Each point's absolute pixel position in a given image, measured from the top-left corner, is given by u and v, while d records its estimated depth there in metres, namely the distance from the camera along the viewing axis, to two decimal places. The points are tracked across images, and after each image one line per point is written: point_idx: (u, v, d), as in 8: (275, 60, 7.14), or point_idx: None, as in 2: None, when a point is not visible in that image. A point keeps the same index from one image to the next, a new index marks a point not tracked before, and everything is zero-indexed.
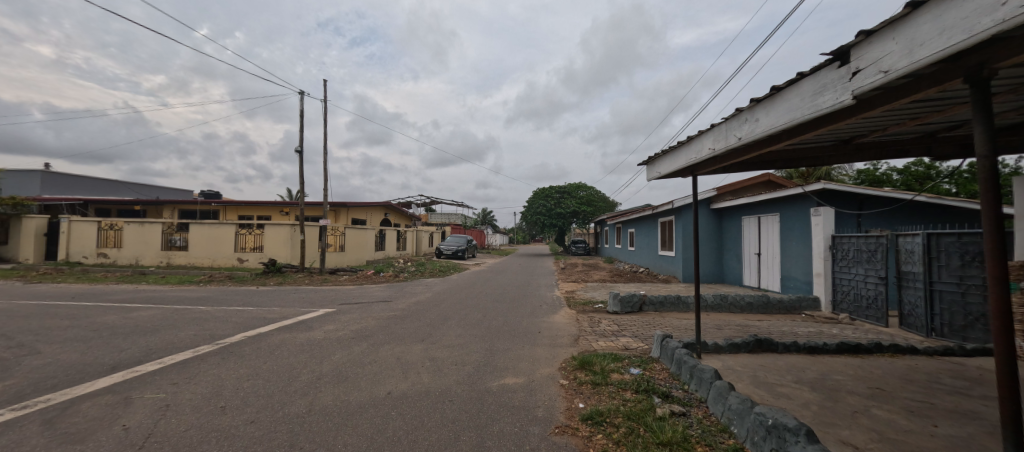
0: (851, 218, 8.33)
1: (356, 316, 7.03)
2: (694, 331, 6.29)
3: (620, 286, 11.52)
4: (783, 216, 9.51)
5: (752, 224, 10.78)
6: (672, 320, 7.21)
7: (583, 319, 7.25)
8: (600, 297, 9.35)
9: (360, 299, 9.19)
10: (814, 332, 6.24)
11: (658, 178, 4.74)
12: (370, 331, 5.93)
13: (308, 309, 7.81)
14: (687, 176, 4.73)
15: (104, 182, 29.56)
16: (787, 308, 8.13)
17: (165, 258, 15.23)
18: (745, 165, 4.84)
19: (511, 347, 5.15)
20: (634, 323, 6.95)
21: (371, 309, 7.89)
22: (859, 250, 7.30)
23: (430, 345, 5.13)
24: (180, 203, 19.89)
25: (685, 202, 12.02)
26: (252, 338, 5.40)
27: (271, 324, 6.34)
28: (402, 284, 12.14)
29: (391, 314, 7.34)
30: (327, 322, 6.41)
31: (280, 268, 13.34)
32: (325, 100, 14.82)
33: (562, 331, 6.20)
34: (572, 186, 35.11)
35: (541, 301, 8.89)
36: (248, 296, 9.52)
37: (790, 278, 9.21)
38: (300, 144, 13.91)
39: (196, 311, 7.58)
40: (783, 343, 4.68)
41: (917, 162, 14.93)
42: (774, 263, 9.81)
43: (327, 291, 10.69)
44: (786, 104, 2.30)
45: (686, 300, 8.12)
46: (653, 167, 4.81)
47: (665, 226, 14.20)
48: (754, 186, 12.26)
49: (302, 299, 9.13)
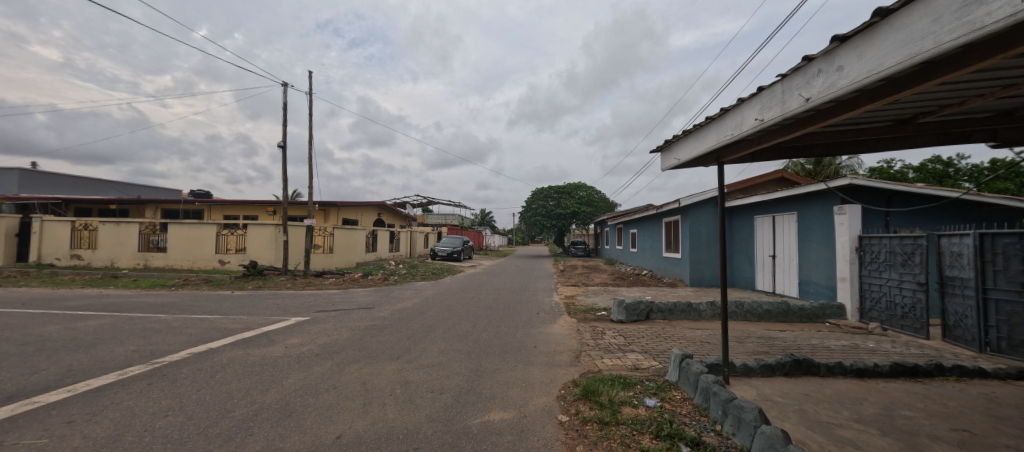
0: (878, 216, 7.57)
1: (329, 326, 6.23)
2: (712, 345, 5.52)
3: (623, 290, 10.77)
4: (801, 215, 8.77)
5: (766, 224, 10.04)
6: (686, 331, 6.43)
7: (585, 329, 6.47)
8: (603, 303, 8.57)
9: (340, 306, 8.39)
10: (849, 347, 5.46)
11: (676, 166, 3.99)
12: (340, 346, 5.14)
13: (278, 318, 7.00)
14: (711, 164, 3.97)
15: (86, 181, 28.81)
16: (810, 316, 7.37)
17: (141, 260, 14.42)
18: (778, 151, 4.08)
19: (501, 366, 4.37)
20: (642, 334, 6.17)
21: (349, 317, 7.09)
22: (892, 252, 6.53)
23: (404, 365, 4.34)
24: (163, 202, 19.08)
25: (692, 200, 11.26)
26: (199, 356, 4.61)
27: (229, 337, 5.54)
28: (389, 288, 11.33)
29: (369, 323, 6.55)
30: (294, 334, 5.61)
31: (262, 270, 12.54)
32: (310, 93, 13.89)
33: (561, 344, 5.42)
34: (572, 186, 34.29)
35: (538, 308, 8.11)
36: (219, 302, 8.72)
37: (810, 283, 8.45)
38: (283, 139, 13.09)
39: (151, 320, 6.76)
40: (826, 364, 3.91)
41: (934, 159, 14.18)
42: (792, 267, 9.05)
43: (307, 296, 9.88)
44: (904, 33, 1.47)
45: (697, 307, 7.42)
46: (670, 153, 4.06)
47: (669, 226, 13.44)
48: (766, 183, 11.49)
49: (275, 306, 8.31)
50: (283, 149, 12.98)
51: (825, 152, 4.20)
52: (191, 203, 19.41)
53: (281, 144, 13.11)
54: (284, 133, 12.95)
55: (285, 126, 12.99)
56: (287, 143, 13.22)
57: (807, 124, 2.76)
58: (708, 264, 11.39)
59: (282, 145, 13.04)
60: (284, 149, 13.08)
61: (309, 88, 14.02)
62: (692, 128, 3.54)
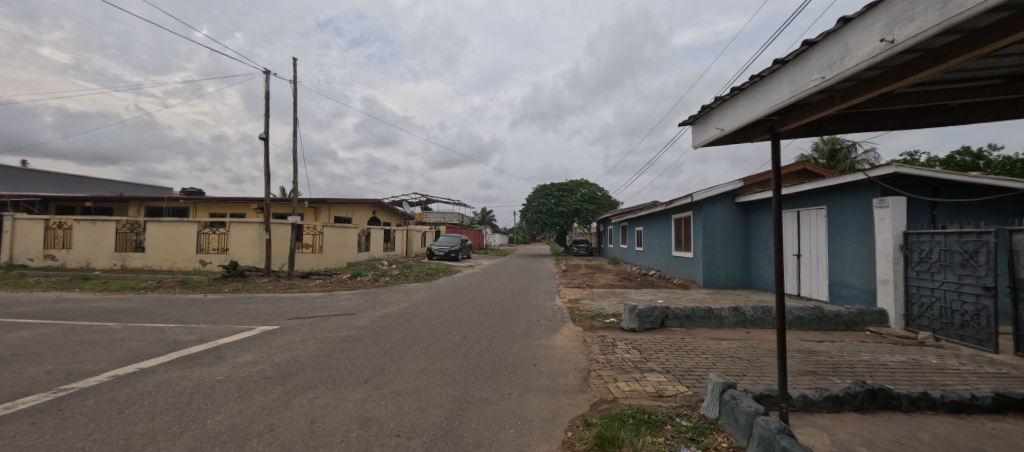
0: (924, 211, 6.71)
1: (296, 338, 5.41)
2: (745, 362, 4.65)
3: (632, 292, 9.91)
4: (833, 209, 7.87)
5: (789, 220, 9.14)
6: (710, 342, 5.55)
7: (592, 340, 5.62)
8: (611, 308, 7.69)
9: (319, 311, 7.54)
10: (910, 365, 4.57)
11: (719, 137, 3.07)
12: (298, 365, 4.24)
13: (242, 327, 6.17)
14: (761, 137, 3.07)
15: (72, 178, 28.34)
16: (847, 324, 6.50)
17: (118, 260, 13.62)
18: (840, 122, 3.21)
19: (491, 394, 3.51)
20: (660, 347, 5.32)
21: (324, 325, 6.26)
22: (948, 251, 5.62)
23: (371, 393, 3.48)
24: (147, 199, 18.30)
25: (705, 194, 10.38)
26: (122, 379, 3.76)
27: (172, 353, 4.70)
28: (378, 291, 10.48)
29: (344, 333, 5.69)
30: (250, 350, 4.73)
31: (242, 272, 11.69)
32: (294, 82, 12.89)
33: (565, 360, 4.57)
34: (573, 183, 33.35)
35: (539, 314, 7.22)
36: (186, 308, 7.85)
37: (843, 285, 7.55)
38: (265, 131, 12.18)
39: (92, 330, 5.90)
40: (908, 395, 3.05)
41: (963, 150, 13.20)
42: (821, 268, 8.15)
43: (286, 300, 9.03)
44: None
45: (718, 313, 6.57)
46: (710, 121, 3.14)
47: (680, 223, 12.55)
48: (787, 176, 10.56)
49: (245, 311, 7.46)
50: (264, 141, 12.06)
51: (905, 123, 3.28)
52: (176, 200, 18.59)
53: (263, 136, 12.15)
54: (266, 124, 12.04)
55: (267, 117, 12.06)
56: (269, 135, 12.29)
57: (927, 66, 1.84)
58: (723, 264, 10.50)
59: (264, 137, 12.09)
60: (267, 142, 12.14)
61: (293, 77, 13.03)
62: (744, 85, 2.61)
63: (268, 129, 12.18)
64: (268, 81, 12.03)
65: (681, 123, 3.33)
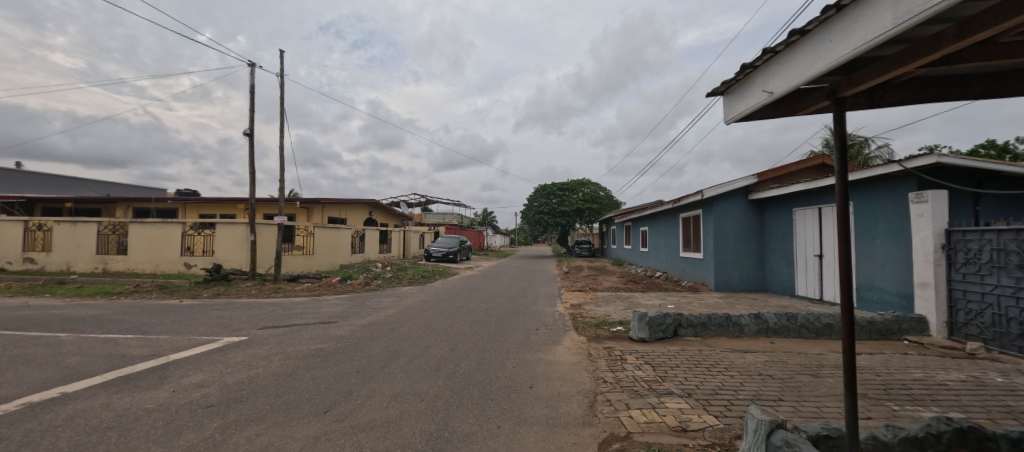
0: (967, 206, 6.01)
1: (262, 351, 4.78)
2: (778, 381, 3.97)
3: (639, 296, 9.25)
4: (862, 205, 7.15)
5: (808, 218, 8.42)
6: (731, 356, 4.86)
7: (598, 354, 4.95)
8: (618, 314, 7.04)
9: (298, 319, 6.88)
10: (975, 385, 3.87)
11: (764, 104, 2.38)
12: (250, 389, 3.56)
13: (206, 339, 5.53)
14: (819, 104, 2.38)
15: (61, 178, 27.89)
16: (881, 332, 5.83)
17: (100, 263, 13.05)
18: (903, 88, 2.60)
19: (476, 428, 2.83)
20: (675, 361, 4.66)
21: (299, 335, 5.63)
22: (1001, 251, 4.90)
23: (327, 428, 2.81)
24: (135, 200, 17.77)
25: (716, 191, 9.70)
26: (29, 409, 3.10)
27: (110, 372, 4.04)
28: (367, 295, 9.83)
29: (317, 346, 5.04)
30: (200, 369, 4.05)
31: (226, 275, 11.09)
32: (281, 76, 12.21)
33: (567, 380, 3.90)
34: (574, 183, 32.63)
35: (537, 322, 6.55)
36: (154, 316, 7.20)
37: (873, 288, 6.86)
38: (249, 127, 11.53)
39: (35, 342, 5.24)
40: (1006, 436, 2.37)
41: (988, 144, 12.45)
42: (848, 269, 7.43)
43: (267, 306, 8.38)
44: None
45: (737, 321, 5.90)
46: (752, 85, 2.45)
47: (688, 222, 11.86)
48: (804, 171, 9.86)
49: (215, 320, 6.80)
50: (249, 137, 11.39)
51: (989, 92, 2.63)
52: (164, 202, 18.00)
53: (248, 133, 11.49)
54: (250, 119, 11.38)
55: (252, 112, 11.38)
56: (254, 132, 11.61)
57: None
58: (736, 265, 9.81)
59: (248, 134, 11.40)
60: (252, 139, 11.47)
61: (279, 70, 12.33)
62: (805, 29, 1.92)
63: (252, 125, 11.52)
64: (253, 74, 11.36)
65: (712, 93, 2.65)
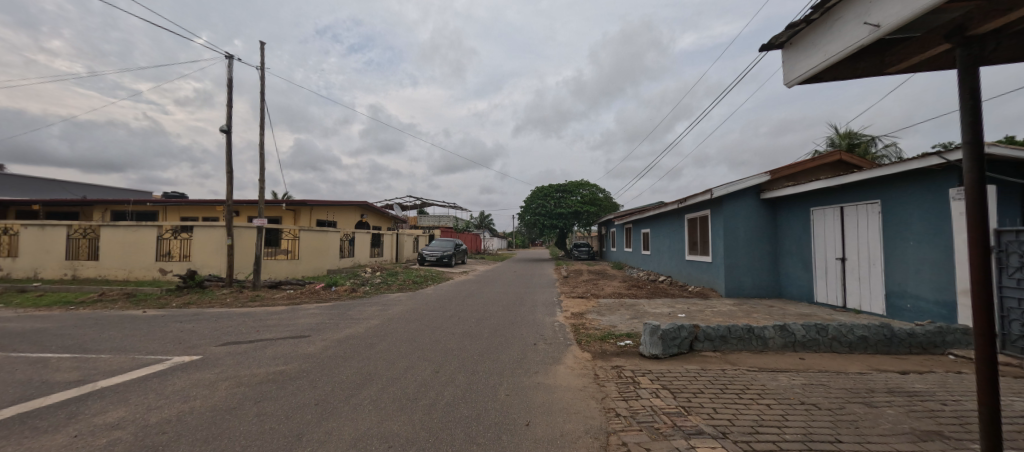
0: (1014, 203, 5.37)
1: (210, 375, 4.05)
2: (826, 412, 3.28)
3: (645, 303, 8.59)
4: (892, 203, 6.49)
5: (828, 218, 7.77)
6: (761, 377, 4.16)
7: (605, 375, 4.25)
8: (624, 325, 6.35)
9: (266, 333, 6.11)
10: None
11: (852, 48, 1.72)
12: (174, 432, 2.82)
13: (152, 359, 4.79)
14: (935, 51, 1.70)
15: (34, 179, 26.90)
16: (921, 346, 5.18)
17: (69, 269, 12.26)
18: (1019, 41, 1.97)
19: None
20: (698, 385, 3.97)
21: (262, 353, 4.91)
22: None
23: None
24: (112, 202, 17.02)
25: (726, 189, 9.03)
26: None
27: (11, 407, 3.30)
28: (351, 303, 9.09)
29: (278, 367, 4.31)
30: (122, 405, 3.29)
31: (201, 282, 10.33)
32: (262, 69, 11.45)
33: (573, 415, 3.17)
34: (572, 185, 32.03)
35: (535, 336, 5.85)
36: (105, 329, 6.39)
37: (906, 295, 6.20)
38: (226, 123, 10.74)
39: None
40: None
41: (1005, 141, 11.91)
42: (875, 273, 6.75)
43: (238, 317, 7.62)
44: None
45: (760, 334, 5.23)
46: (839, 25, 1.79)
47: (694, 224, 11.20)
48: (819, 168, 9.23)
49: (172, 334, 6.04)
50: (225, 133, 10.60)
51: None
52: (143, 204, 17.16)
53: (224, 129, 10.71)
54: (228, 114, 10.61)
55: (230, 106, 10.61)
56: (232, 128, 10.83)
57: None
58: (748, 269, 9.16)
59: (225, 130, 10.64)
60: (229, 135, 10.69)
61: (260, 64, 11.58)
62: None
63: (230, 120, 10.74)
64: (231, 66, 10.64)
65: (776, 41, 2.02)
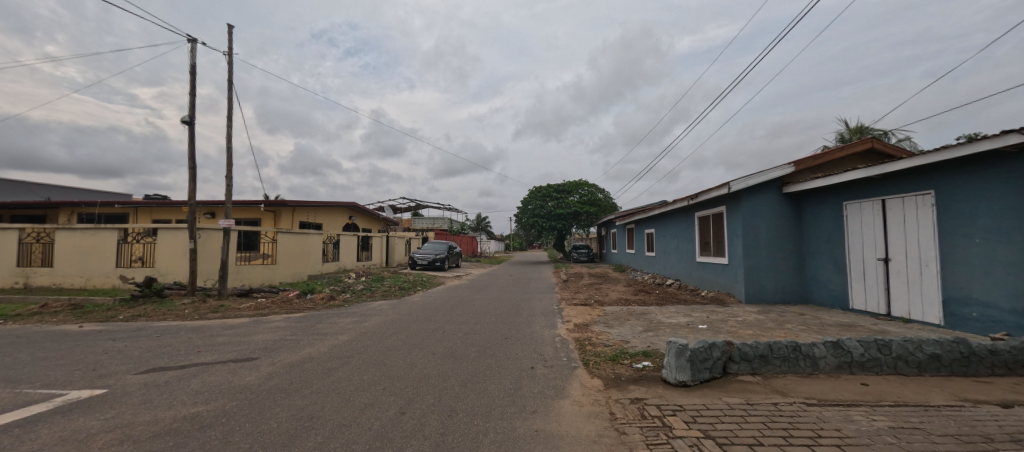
0: None
1: (91, 424, 3.00)
2: None
3: (656, 311, 7.60)
4: (948, 193, 5.52)
5: (866, 212, 6.80)
6: (830, 417, 3.16)
7: (625, 414, 3.23)
8: (638, 340, 5.37)
9: (208, 354, 5.07)
10: None
11: None
12: None
13: (40, 395, 3.73)
14: None
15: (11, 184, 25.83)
16: (1007, 366, 4.22)
17: (22, 277, 11.14)
18: None
19: None
20: (750, 430, 2.95)
21: (184, 385, 3.87)
22: None
23: None
24: (80, 204, 15.97)
25: (746, 183, 8.02)
26: None
27: None
28: (324, 314, 8.07)
29: (195, 409, 3.28)
30: None
31: (160, 290, 9.28)
32: (230, 54, 10.40)
33: None
34: (571, 185, 31.09)
35: (532, 356, 4.83)
36: (17, 350, 5.33)
37: (970, 302, 5.26)
38: (187, 114, 9.66)
39: None
40: None
41: None
42: (928, 277, 5.80)
43: (186, 332, 6.56)
44: None
45: (809, 353, 4.24)
46: None
47: (707, 222, 10.22)
48: (848, 158, 8.30)
49: (91, 357, 4.98)
50: (187, 125, 9.56)
51: None
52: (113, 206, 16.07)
53: (186, 120, 9.66)
54: (189, 104, 9.56)
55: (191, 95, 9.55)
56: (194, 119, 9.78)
57: None
58: (771, 272, 8.20)
59: (187, 121, 9.60)
60: (191, 127, 9.63)
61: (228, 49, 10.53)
62: None
63: (191, 110, 9.69)
64: (193, 52, 9.62)
65: None
